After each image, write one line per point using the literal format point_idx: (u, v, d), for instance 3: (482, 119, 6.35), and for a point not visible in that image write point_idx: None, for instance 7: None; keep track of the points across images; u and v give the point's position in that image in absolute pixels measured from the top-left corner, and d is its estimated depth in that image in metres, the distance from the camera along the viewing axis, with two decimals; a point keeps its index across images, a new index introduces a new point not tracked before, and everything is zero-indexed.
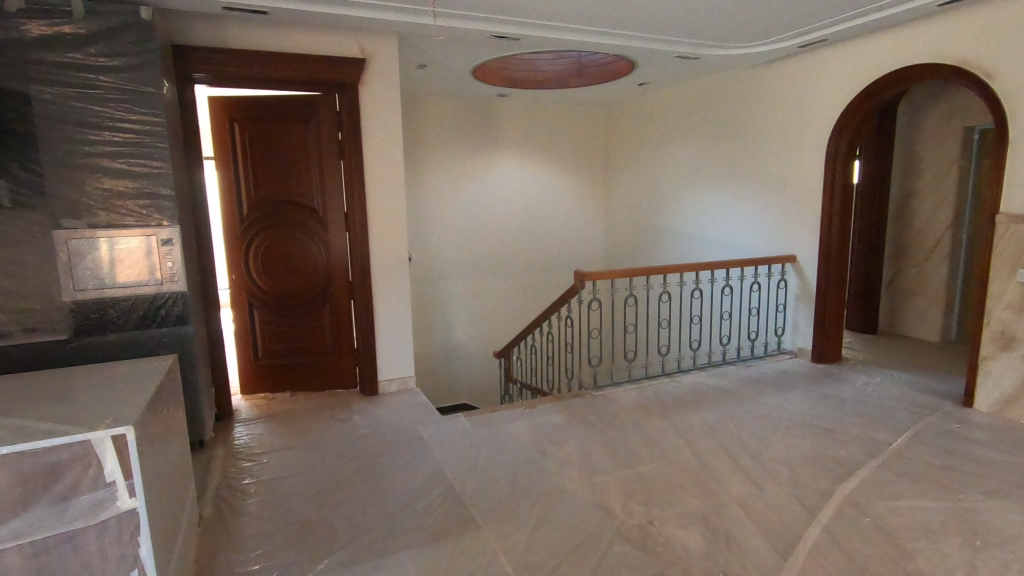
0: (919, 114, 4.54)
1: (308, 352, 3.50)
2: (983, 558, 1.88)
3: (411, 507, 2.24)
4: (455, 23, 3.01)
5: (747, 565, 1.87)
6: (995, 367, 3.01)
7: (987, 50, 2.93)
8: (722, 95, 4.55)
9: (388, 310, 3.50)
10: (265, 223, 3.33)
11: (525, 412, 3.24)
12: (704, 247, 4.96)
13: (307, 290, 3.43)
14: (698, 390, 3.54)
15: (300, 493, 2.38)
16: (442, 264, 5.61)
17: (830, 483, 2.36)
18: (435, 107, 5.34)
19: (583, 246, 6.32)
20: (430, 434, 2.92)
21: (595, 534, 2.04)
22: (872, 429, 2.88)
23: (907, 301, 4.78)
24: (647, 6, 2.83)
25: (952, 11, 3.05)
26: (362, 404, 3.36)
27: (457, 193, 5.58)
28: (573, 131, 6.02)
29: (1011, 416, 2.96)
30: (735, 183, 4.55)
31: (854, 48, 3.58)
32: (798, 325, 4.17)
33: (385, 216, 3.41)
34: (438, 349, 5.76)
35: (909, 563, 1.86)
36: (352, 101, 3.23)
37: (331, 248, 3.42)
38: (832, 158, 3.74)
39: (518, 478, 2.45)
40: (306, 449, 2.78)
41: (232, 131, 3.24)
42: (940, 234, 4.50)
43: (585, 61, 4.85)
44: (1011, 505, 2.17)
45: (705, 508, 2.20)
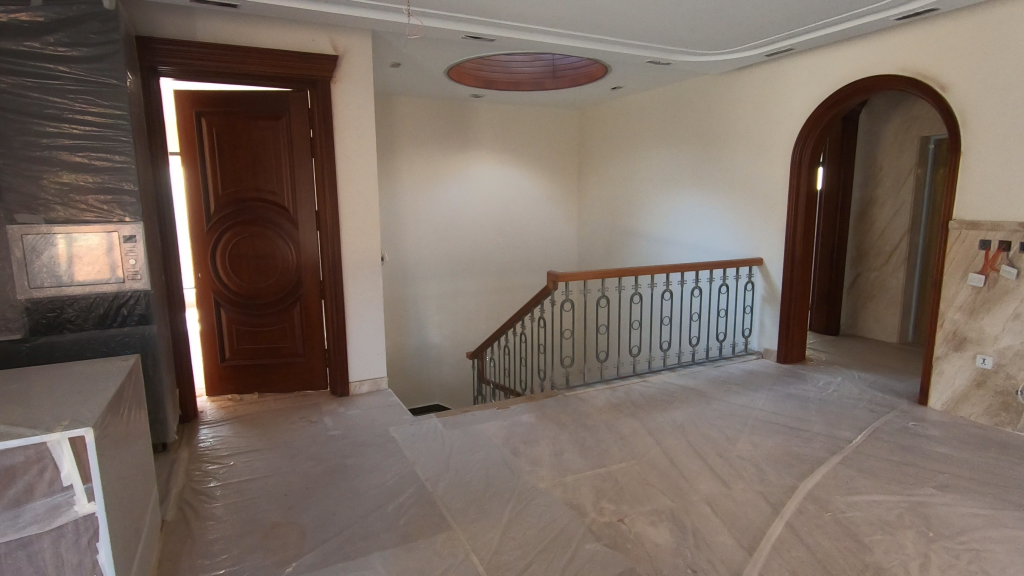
0: (879, 122, 4.72)
1: (278, 353, 3.43)
2: (936, 549, 1.96)
3: (382, 509, 2.22)
4: (430, 22, 3.00)
5: (714, 560, 1.91)
6: (948, 367, 3.14)
7: (943, 64, 3.07)
8: (693, 101, 4.64)
9: (360, 310, 3.46)
10: (234, 221, 3.25)
11: (497, 412, 3.25)
12: (675, 249, 5.05)
13: (277, 289, 3.36)
14: (668, 390, 3.60)
15: (268, 495, 2.33)
16: (416, 264, 5.58)
17: (793, 479, 2.43)
18: (408, 107, 5.31)
19: (557, 248, 6.36)
20: (402, 434, 2.90)
21: (566, 532, 2.06)
22: (833, 427, 2.98)
23: (867, 303, 4.94)
24: (621, 12, 2.87)
25: (910, 25, 3.18)
26: (332, 405, 3.32)
27: (430, 193, 5.55)
28: (547, 133, 6.06)
29: (963, 414, 3.09)
30: (705, 187, 4.64)
31: (818, 59, 3.70)
32: (765, 326, 4.28)
33: (357, 215, 3.37)
34: (410, 350, 5.72)
35: (867, 556, 1.92)
36: (325, 98, 3.19)
37: (302, 247, 3.37)
38: (797, 164, 3.86)
39: (490, 478, 2.45)
40: (274, 451, 2.73)
41: (199, 126, 3.16)
42: (899, 239, 4.66)
43: (559, 64, 4.90)
44: (962, 499, 2.27)
45: (674, 506, 2.24)
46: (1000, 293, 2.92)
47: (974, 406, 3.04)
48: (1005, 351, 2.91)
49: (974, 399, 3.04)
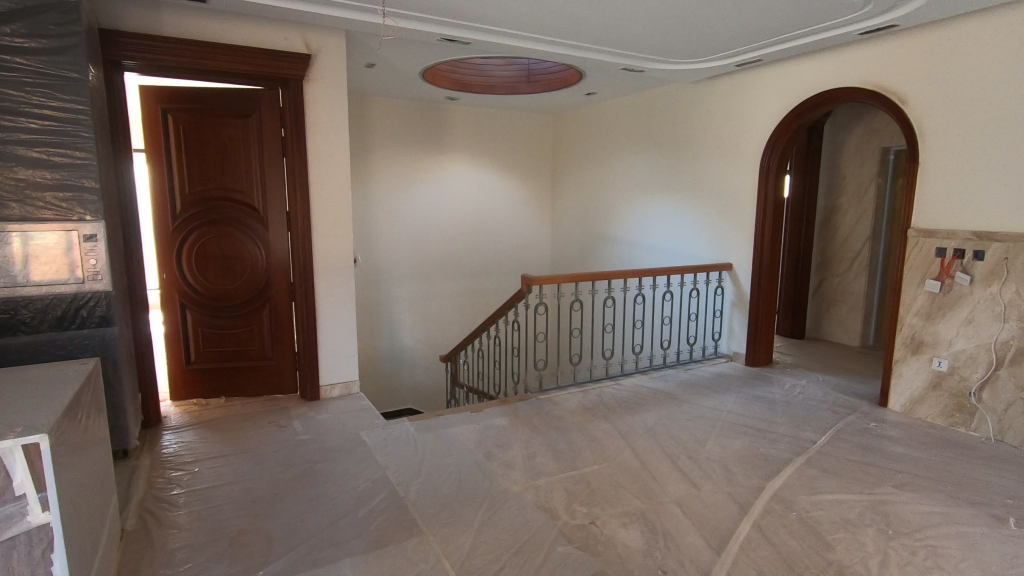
0: (843, 133, 4.88)
1: (245, 356, 3.36)
2: (894, 546, 2.02)
3: (352, 514, 2.19)
4: (404, 23, 2.98)
5: (683, 561, 1.94)
6: (906, 370, 3.26)
7: (902, 78, 3.19)
8: (666, 109, 4.72)
9: (331, 313, 3.41)
10: (200, 221, 3.17)
11: (471, 416, 3.23)
12: (647, 254, 5.12)
13: (245, 291, 3.29)
14: (639, 393, 3.64)
15: (234, 502, 2.28)
16: (389, 266, 5.53)
17: (760, 480, 2.49)
18: (382, 108, 5.27)
19: (531, 252, 6.39)
20: (374, 439, 2.86)
21: (538, 535, 2.06)
22: (799, 428, 3.06)
23: (831, 308, 5.10)
24: (595, 18, 2.90)
25: (871, 41, 3.31)
26: (302, 409, 3.26)
27: (404, 195, 5.51)
28: (521, 137, 6.08)
29: (920, 415, 3.21)
30: (677, 193, 4.73)
31: (786, 70, 3.80)
32: (733, 330, 4.38)
33: (330, 216, 3.33)
34: (383, 353, 5.65)
35: (829, 554, 1.98)
36: (297, 98, 3.15)
37: (272, 248, 3.30)
38: (765, 172, 3.95)
39: (462, 483, 2.44)
40: (242, 457, 2.66)
41: (165, 122, 3.07)
42: (861, 246, 4.83)
43: (534, 69, 4.93)
44: (919, 497, 2.35)
45: (645, 507, 2.27)
46: (954, 299, 3.04)
47: (930, 407, 3.16)
48: (959, 355, 3.04)
49: (930, 400, 3.16)
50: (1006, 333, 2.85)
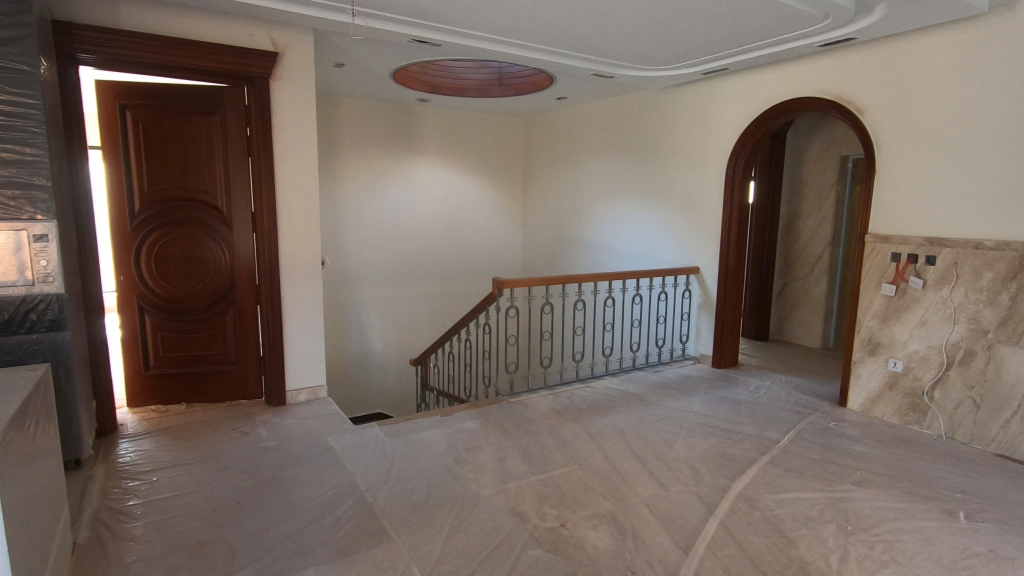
0: (804, 141, 5.03)
1: (208, 361, 3.26)
2: (853, 542, 2.09)
3: (318, 522, 2.14)
4: (374, 22, 2.94)
5: (652, 561, 1.96)
6: (864, 371, 3.37)
7: (860, 90, 3.31)
8: (635, 114, 4.80)
9: (298, 317, 3.35)
10: (161, 222, 3.07)
11: (441, 420, 3.21)
12: (616, 257, 5.18)
13: (208, 294, 3.19)
14: (609, 395, 3.68)
15: (195, 512, 2.20)
16: (358, 268, 5.45)
17: (726, 480, 2.54)
18: (352, 109, 5.21)
19: (501, 254, 6.39)
20: (341, 444, 2.81)
21: (509, 539, 2.05)
22: (763, 428, 3.13)
23: (793, 311, 5.24)
24: (567, 23, 2.92)
25: (831, 53, 3.42)
26: (267, 415, 3.18)
27: (374, 196, 5.45)
28: (493, 140, 6.09)
29: (877, 414, 3.33)
30: (645, 197, 4.80)
31: (750, 78, 3.90)
32: (701, 333, 4.46)
33: (298, 218, 3.27)
34: (352, 356, 5.57)
35: (792, 550, 2.03)
36: (263, 96, 3.08)
37: (236, 250, 3.22)
38: (731, 178, 4.04)
39: (432, 487, 2.42)
40: (203, 465, 2.58)
41: (123, 119, 2.96)
42: (821, 251, 5.00)
43: (506, 72, 4.95)
44: (876, 493, 2.43)
45: (614, 508, 2.29)
46: (908, 302, 3.17)
47: (887, 406, 3.28)
48: (913, 356, 3.16)
49: (886, 400, 3.28)
50: (956, 335, 2.98)
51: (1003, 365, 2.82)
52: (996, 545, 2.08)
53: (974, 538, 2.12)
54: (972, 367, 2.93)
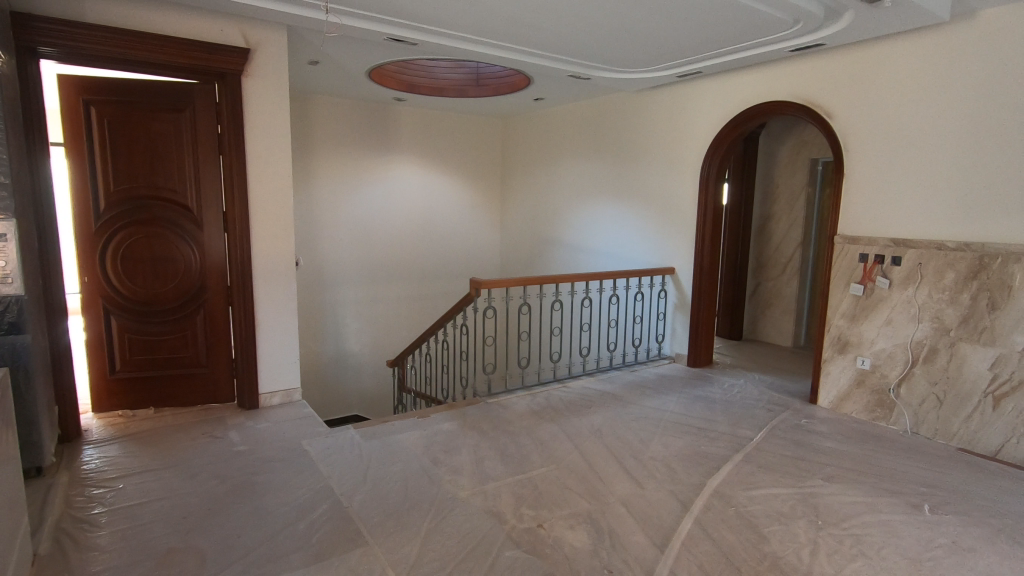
0: (776, 145, 5.14)
1: (178, 364, 3.18)
2: (824, 536, 2.13)
3: (291, 527, 2.10)
4: (348, 20, 2.91)
5: (628, 560, 1.97)
6: (834, 368, 3.45)
7: (829, 94, 3.39)
8: (611, 116, 4.84)
9: (271, 318, 3.29)
10: (128, 221, 2.98)
11: (417, 421, 3.19)
12: (593, 258, 5.21)
13: (178, 295, 3.11)
14: (586, 395, 3.70)
15: (163, 519, 2.14)
16: (334, 268, 5.38)
17: (701, 477, 2.57)
18: (327, 107, 5.14)
19: (479, 255, 6.38)
20: (316, 447, 2.77)
21: (486, 540, 2.05)
22: (736, 426, 3.19)
23: (765, 310, 5.34)
24: (543, 25, 2.93)
25: (801, 58, 3.50)
26: (239, 419, 3.11)
27: (350, 196, 5.38)
28: (470, 141, 6.07)
29: (846, 411, 3.41)
30: (622, 198, 4.84)
31: (724, 82, 3.97)
32: (676, 332, 4.51)
33: (271, 218, 3.22)
34: (327, 358, 5.49)
35: (764, 546, 2.06)
36: (235, 93, 3.02)
37: (206, 250, 3.14)
38: (705, 180, 4.10)
39: (409, 490, 2.39)
40: (172, 471, 2.51)
41: (87, 115, 2.86)
42: (792, 252, 5.10)
43: (483, 72, 4.93)
44: (846, 488, 2.49)
45: (591, 508, 2.30)
46: (876, 301, 3.25)
47: (855, 403, 3.36)
48: (880, 353, 3.25)
49: (854, 397, 3.36)
50: (921, 333, 3.07)
51: (965, 362, 2.91)
52: (959, 537, 2.15)
53: (938, 530, 2.18)
54: (935, 364, 3.02)
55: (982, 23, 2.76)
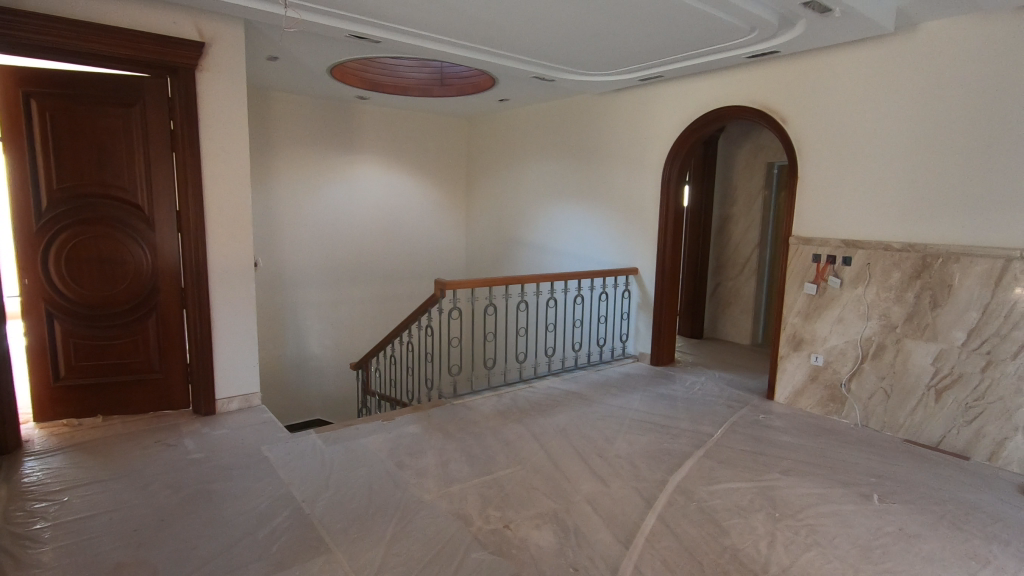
0: (734, 148, 5.28)
1: (128, 370, 3.04)
2: (780, 528, 2.20)
3: (250, 536, 2.04)
4: (308, 15, 2.86)
5: (593, 557, 1.99)
6: (789, 365, 3.57)
7: (783, 100, 3.51)
8: (575, 118, 4.88)
9: (228, 321, 3.19)
10: (73, 220, 2.83)
11: (381, 424, 3.14)
12: (558, 258, 5.25)
13: (127, 298, 2.98)
14: (551, 395, 3.72)
15: (112, 533, 2.05)
16: (294, 270, 5.25)
17: (663, 474, 2.62)
18: (287, 105, 5.02)
19: (444, 256, 6.34)
20: (277, 453, 2.70)
21: (451, 543, 2.03)
22: (698, 423, 3.26)
23: (725, 309, 5.49)
24: (507, 25, 2.93)
25: (756, 64, 3.61)
26: (195, 425, 3.00)
27: (311, 196, 5.27)
28: (434, 141, 6.03)
29: (801, 406, 3.53)
30: (586, 200, 4.89)
31: (684, 86, 4.06)
32: (639, 331, 4.58)
33: (228, 217, 3.13)
34: (288, 362, 5.36)
35: (725, 539, 2.11)
36: (188, 89, 2.92)
37: (159, 250, 3.02)
38: (666, 181, 4.19)
39: (373, 494, 2.35)
40: (122, 482, 2.40)
41: (27, 107, 2.70)
42: (750, 252, 5.26)
43: (447, 71, 4.91)
44: (801, 481, 2.58)
45: (557, 507, 2.31)
46: (828, 300, 3.38)
47: (809, 398, 3.49)
48: (832, 350, 3.37)
49: (809, 392, 3.49)
50: (869, 330, 3.21)
51: (910, 357, 3.05)
52: (905, 524, 2.25)
53: (886, 518, 2.29)
54: (883, 360, 3.16)
55: (924, 35, 2.90)
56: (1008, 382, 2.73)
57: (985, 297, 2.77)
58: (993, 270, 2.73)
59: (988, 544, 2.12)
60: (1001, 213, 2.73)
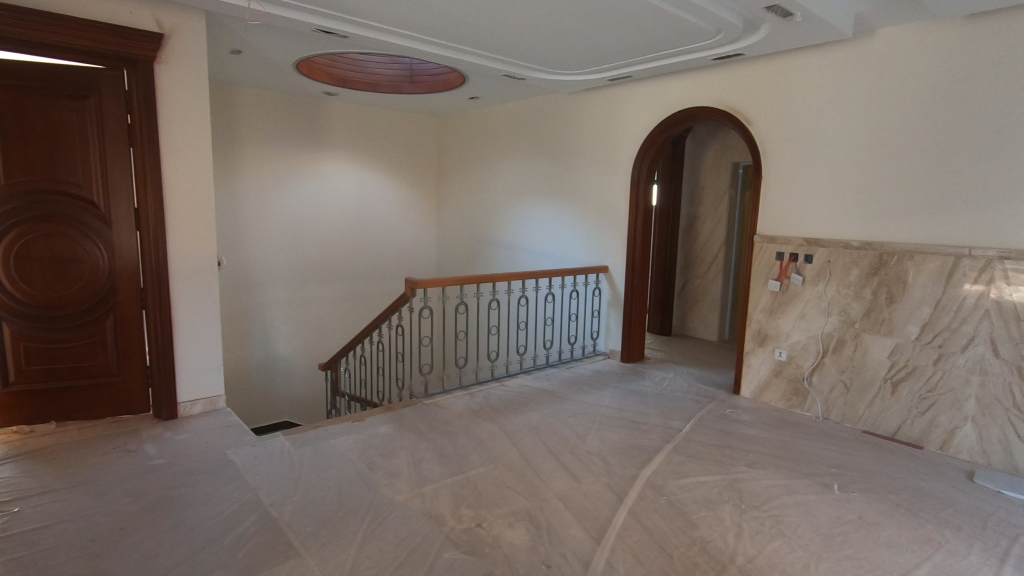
0: (701, 148, 5.38)
1: (84, 373, 2.92)
2: (747, 519, 2.26)
3: (215, 544, 1.98)
4: (274, 9, 2.79)
5: (566, 554, 2.01)
6: (755, 360, 3.67)
7: (749, 101, 3.59)
8: (546, 117, 4.90)
9: (191, 321, 3.10)
10: (22, 217, 2.69)
11: (352, 426, 3.09)
12: (529, 257, 5.27)
13: (83, 299, 2.86)
14: (523, 393, 3.73)
15: (67, 544, 1.96)
16: (261, 269, 5.13)
17: (634, 469, 2.66)
18: (252, 99, 4.90)
19: (415, 255, 6.29)
20: (243, 457, 2.63)
21: (424, 544, 2.02)
22: (667, 418, 3.31)
23: (693, 306, 5.59)
24: (478, 22, 2.91)
25: (722, 66, 3.69)
26: (156, 430, 2.91)
27: (278, 194, 5.16)
28: (405, 138, 5.97)
29: (766, 400, 3.63)
30: (556, 199, 4.91)
31: (652, 86, 4.11)
32: (610, 329, 4.63)
33: (191, 216, 3.04)
34: (255, 363, 5.23)
35: (694, 532, 2.16)
36: (147, 82, 2.82)
37: (117, 250, 2.91)
38: (635, 180, 4.24)
39: (343, 497, 2.32)
40: (78, 490, 2.30)
41: None
42: (717, 250, 5.37)
43: (417, 69, 4.85)
44: (766, 473, 2.65)
45: (530, 505, 2.32)
46: (791, 296, 3.47)
47: (774, 392, 3.59)
48: (795, 345, 3.47)
49: (773, 386, 3.59)
50: (830, 326, 3.31)
51: (868, 351, 3.17)
52: (864, 512, 2.34)
53: (846, 507, 2.37)
54: (843, 354, 3.27)
55: (881, 40, 3.01)
56: (958, 375, 2.85)
57: (937, 293, 2.89)
58: (945, 266, 2.86)
59: (941, 529, 2.22)
60: (951, 213, 2.85)
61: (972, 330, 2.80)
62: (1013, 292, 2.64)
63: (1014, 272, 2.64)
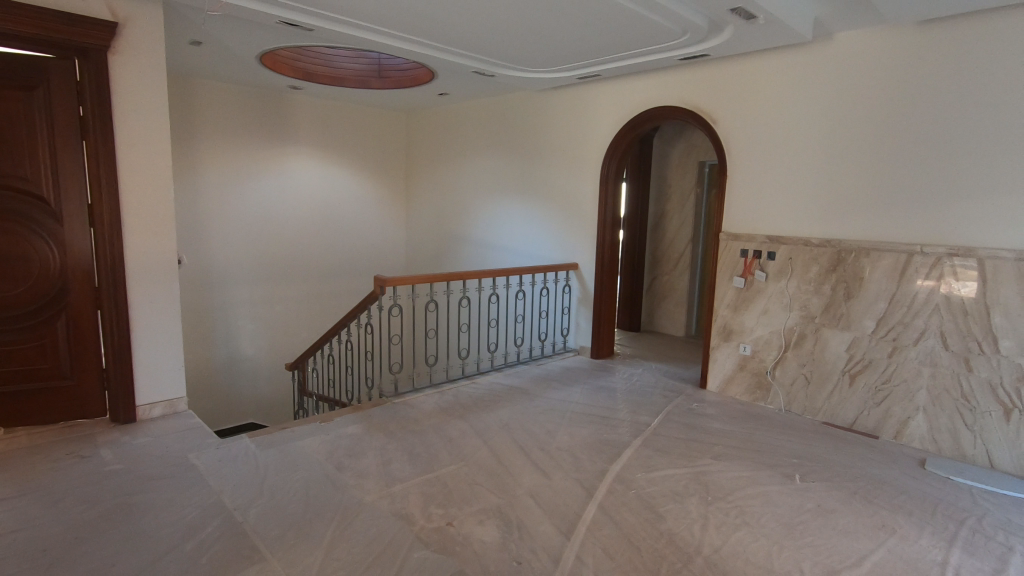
0: (668, 147, 5.47)
1: (34, 377, 2.78)
2: (712, 510, 2.31)
3: (176, 550, 1.92)
4: None
5: (536, 549, 2.02)
6: (720, 355, 3.75)
7: (714, 101, 3.66)
8: (515, 114, 4.90)
9: (148, 322, 3.00)
10: None
11: (319, 426, 3.04)
12: (499, 254, 5.26)
13: (32, 298, 2.73)
14: (493, 390, 3.73)
15: (16, 556, 1.87)
16: (223, 268, 5.00)
17: (604, 463, 2.69)
18: (213, 93, 4.76)
19: (384, 252, 6.22)
20: (206, 460, 2.56)
21: (393, 544, 2.00)
22: (636, 413, 3.36)
23: (661, 302, 5.68)
24: (446, 18, 2.89)
25: (687, 66, 3.75)
26: (113, 435, 2.80)
27: (241, 190, 5.03)
28: (372, 135, 5.89)
29: (730, 393, 3.72)
30: (526, 196, 4.92)
31: (620, 85, 4.15)
32: (579, 326, 4.67)
33: (148, 212, 2.94)
34: (218, 364, 5.09)
35: (661, 524, 2.20)
36: (101, 73, 2.71)
37: (69, 248, 2.79)
38: (604, 178, 4.28)
39: (310, 498, 2.28)
40: (27, 500, 2.20)
41: None
42: (683, 247, 5.47)
43: (385, 64, 4.79)
44: (730, 465, 2.72)
45: (500, 502, 2.32)
46: (754, 293, 3.56)
47: (739, 386, 3.68)
48: (758, 340, 3.57)
49: (738, 380, 3.68)
50: (791, 321, 3.41)
51: (827, 345, 3.27)
52: (823, 500, 2.42)
53: (806, 496, 2.44)
54: (803, 348, 3.37)
55: (838, 44, 3.11)
56: (911, 367, 2.97)
57: (891, 289, 3.01)
58: (899, 263, 2.97)
59: (894, 515, 2.31)
60: (904, 212, 2.97)
61: (923, 324, 2.92)
62: (961, 287, 2.78)
63: (961, 268, 2.77)
